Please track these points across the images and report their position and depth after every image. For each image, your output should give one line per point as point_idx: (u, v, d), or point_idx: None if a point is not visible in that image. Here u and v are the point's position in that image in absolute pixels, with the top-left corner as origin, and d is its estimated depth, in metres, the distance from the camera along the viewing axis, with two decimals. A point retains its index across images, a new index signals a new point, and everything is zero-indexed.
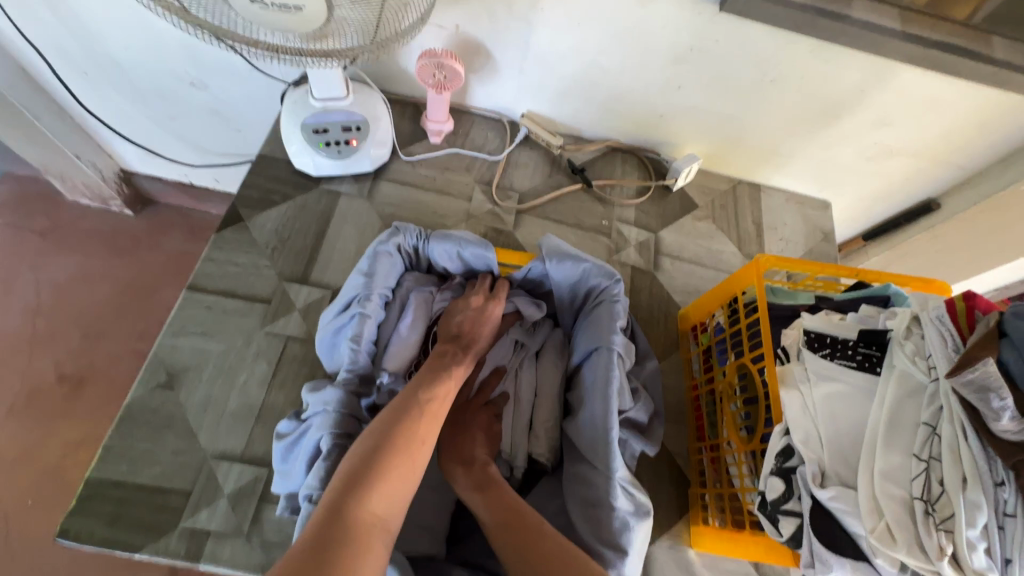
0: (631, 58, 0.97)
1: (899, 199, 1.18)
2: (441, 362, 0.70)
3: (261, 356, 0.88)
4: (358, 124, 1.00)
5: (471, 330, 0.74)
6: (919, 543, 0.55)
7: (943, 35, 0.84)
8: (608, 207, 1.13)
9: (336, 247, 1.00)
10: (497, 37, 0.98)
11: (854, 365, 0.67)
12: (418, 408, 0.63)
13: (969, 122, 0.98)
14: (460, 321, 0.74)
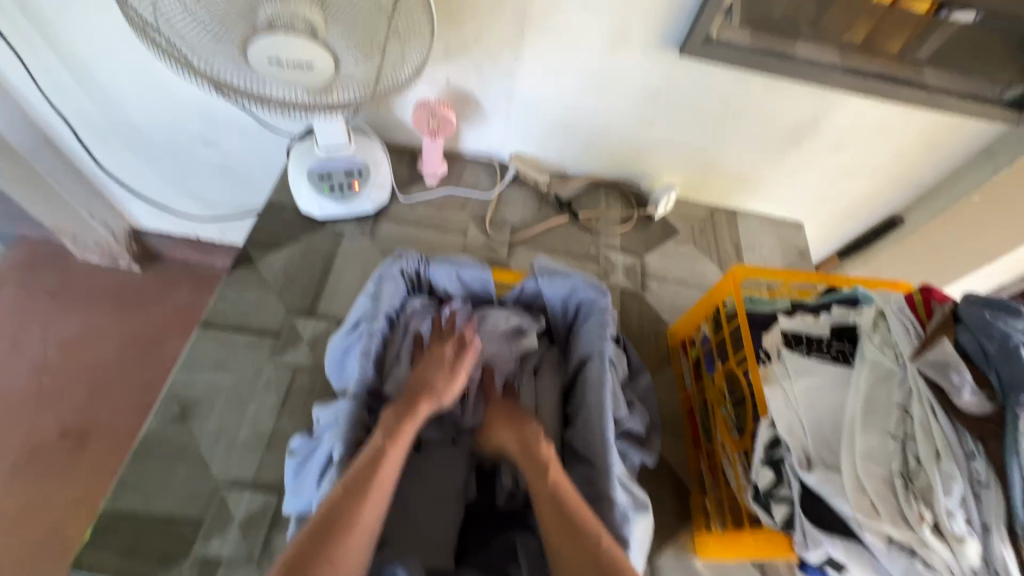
0: (606, 100, 1.08)
1: (866, 216, 1.27)
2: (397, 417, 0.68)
3: (272, 386, 0.92)
4: (360, 169, 1.09)
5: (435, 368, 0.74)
6: (901, 515, 0.58)
7: (880, 67, 0.95)
8: (595, 236, 1.20)
9: (342, 282, 1.06)
10: (483, 88, 1.09)
11: (829, 358, 0.73)
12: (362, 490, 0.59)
13: (916, 143, 1.07)
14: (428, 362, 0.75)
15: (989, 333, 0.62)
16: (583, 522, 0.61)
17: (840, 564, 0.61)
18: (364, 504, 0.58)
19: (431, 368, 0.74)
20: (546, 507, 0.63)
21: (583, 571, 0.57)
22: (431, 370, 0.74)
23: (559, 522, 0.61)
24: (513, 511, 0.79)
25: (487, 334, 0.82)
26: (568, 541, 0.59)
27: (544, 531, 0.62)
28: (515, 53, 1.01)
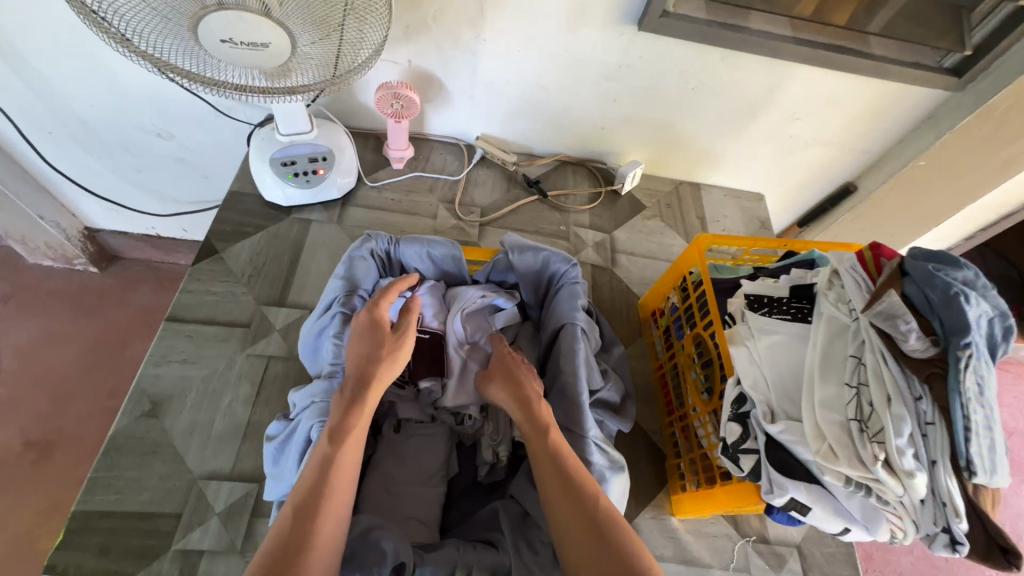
0: (569, 78, 1.08)
1: (823, 185, 1.31)
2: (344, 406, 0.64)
3: (245, 377, 0.91)
4: (324, 155, 1.07)
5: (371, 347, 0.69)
6: (857, 455, 0.62)
7: (829, 38, 0.98)
8: (564, 214, 1.22)
9: (311, 270, 1.05)
10: (446, 68, 1.08)
11: (789, 316, 0.76)
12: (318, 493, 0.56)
13: (867, 113, 1.11)
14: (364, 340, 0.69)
15: (930, 283, 0.65)
16: (584, 486, 0.62)
17: (802, 507, 0.65)
18: (319, 519, 0.54)
19: (373, 353, 0.68)
20: (548, 469, 0.63)
21: (579, 529, 0.58)
22: (373, 356, 0.68)
23: (561, 484, 0.62)
24: (493, 481, 0.82)
25: (461, 311, 0.83)
26: (571, 502, 0.60)
27: (544, 488, 0.63)
28: (476, 31, 1.01)
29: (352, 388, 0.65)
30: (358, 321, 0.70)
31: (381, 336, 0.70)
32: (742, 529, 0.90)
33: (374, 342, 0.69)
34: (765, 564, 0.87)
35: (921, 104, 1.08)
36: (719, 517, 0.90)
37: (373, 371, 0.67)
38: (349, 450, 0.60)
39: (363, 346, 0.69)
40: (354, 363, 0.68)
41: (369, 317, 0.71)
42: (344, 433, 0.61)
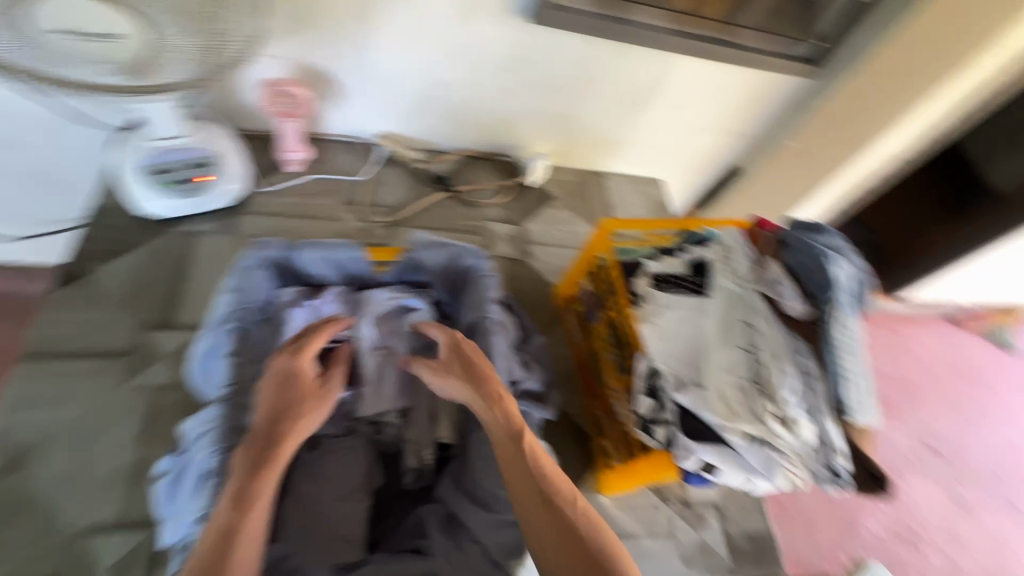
0: (465, 71, 1.07)
1: (712, 168, 1.42)
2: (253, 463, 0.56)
3: (130, 411, 0.81)
4: (203, 160, 0.95)
5: (290, 396, 0.62)
6: (753, 413, 0.68)
7: (704, 31, 1.05)
8: (474, 209, 1.21)
9: (202, 286, 0.95)
10: (335, 62, 1.03)
11: (691, 290, 0.80)
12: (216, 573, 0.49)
13: (742, 99, 1.21)
14: (282, 388, 0.62)
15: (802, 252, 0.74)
16: (558, 491, 0.60)
17: (712, 467, 0.69)
18: None
19: (292, 405, 0.62)
20: (521, 479, 0.62)
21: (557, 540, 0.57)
22: (291, 407, 0.62)
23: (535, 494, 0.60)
24: (420, 487, 0.79)
25: (371, 315, 0.80)
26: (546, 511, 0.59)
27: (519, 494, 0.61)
28: (365, 24, 0.96)
29: (262, 440, 0.58)
30: (276, 366, 0.63)
31: (303, 386, 0.64)
32: (665, 496, 0.95)
33: (294, 391, 0.63)
34: (688, 525, 0.93)
35: (788, 90, 1.19)
36: (644, 488, 0.95)
37: (289, 424, 0.60)
38: (257, 514, 0.53)
39: (278, 393, 0.62)
40: (265, 411, 0.60)
41: (291, 365, 0.65)
42: (250, 494, 0.54)
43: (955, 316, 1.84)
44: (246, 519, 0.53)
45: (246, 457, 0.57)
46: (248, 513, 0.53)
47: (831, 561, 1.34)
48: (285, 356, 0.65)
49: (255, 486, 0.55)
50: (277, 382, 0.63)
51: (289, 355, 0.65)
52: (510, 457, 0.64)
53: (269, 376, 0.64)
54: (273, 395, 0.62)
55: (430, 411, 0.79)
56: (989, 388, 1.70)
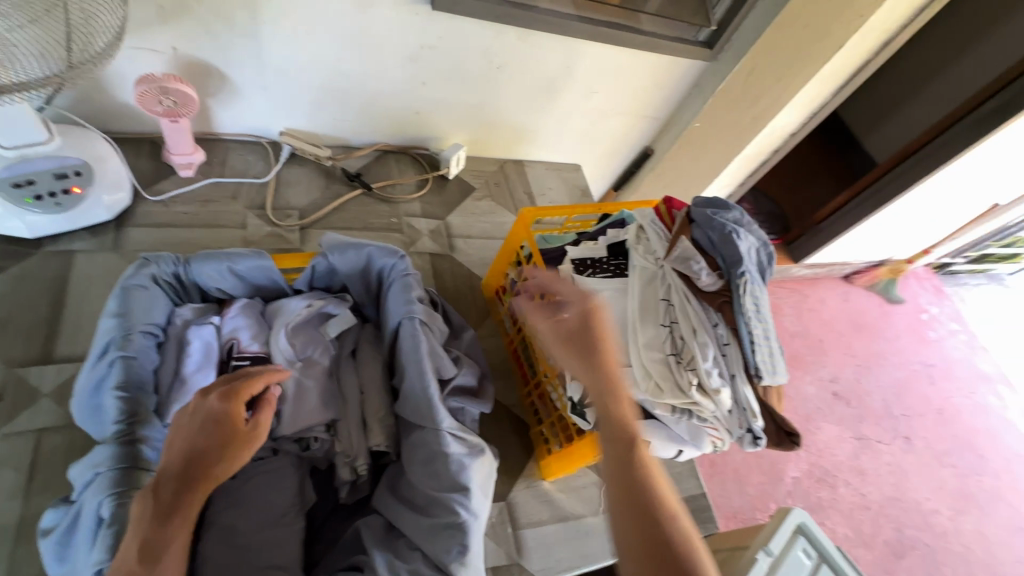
0: (370, 62, 1.02)
1: (627, 151, 1.46)
2: (160, 513, 0.47)
3: (6, 463, 0.71)
4: (77, 168, 0.86)
5: (210, 437, 0.50)
6: (678, 386, 0.70)
7: (607, 17, 1.08)
8: (394, 205, 1.17)
9: (84, 312, 0.85)
10: (222, 55, 0.94)
11: (611, 273, 0.82)
12: None
13: (649, 83, 1.25)
14: (201, 428, 0.51)
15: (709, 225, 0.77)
16: (658, 497, 0.51)
17: (643, 442, 0.72)
18: None
19: (212, 447, 0.50)
20: (618, 478, 0.53)
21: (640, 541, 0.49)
22: (210, 450, 0.50)
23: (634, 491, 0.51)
24: (357, 500, 0.76)
25: (285, 326, 0.73)
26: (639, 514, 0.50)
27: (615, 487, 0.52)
28: (251, 12, 0.89)
29: (171, 490, 0.48)
30: (203, 407, 0.51)
31: (228, 432, 0.52)
32: (605, 473, 0.98)
33: (214, 438, 0.51)
34: None
35: (689, 72, 1.24)
36: (585, 469, 0.97)
37: (205, 471, 0.49)
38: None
39: (194, 437, 0.50)
40: (177, 457, 0.49)
41: (219, 408, 0.52)
42: (157, 550, 0.46)
43: (848, 275, 2.04)
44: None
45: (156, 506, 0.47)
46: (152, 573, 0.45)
47: (759, 510, 1.45)
48: (215, 396, 0.53)
49: (165, 542, 0.46)
50: (197, 420, 0.51)
51: (220, 396, 0.53)
52: (615, 449, 0.55)
53: (191, 413, 0.52)
54: (189, 435, 0.50)
55: (360, 420, 0.75)
56: (879, 336, 1.90)
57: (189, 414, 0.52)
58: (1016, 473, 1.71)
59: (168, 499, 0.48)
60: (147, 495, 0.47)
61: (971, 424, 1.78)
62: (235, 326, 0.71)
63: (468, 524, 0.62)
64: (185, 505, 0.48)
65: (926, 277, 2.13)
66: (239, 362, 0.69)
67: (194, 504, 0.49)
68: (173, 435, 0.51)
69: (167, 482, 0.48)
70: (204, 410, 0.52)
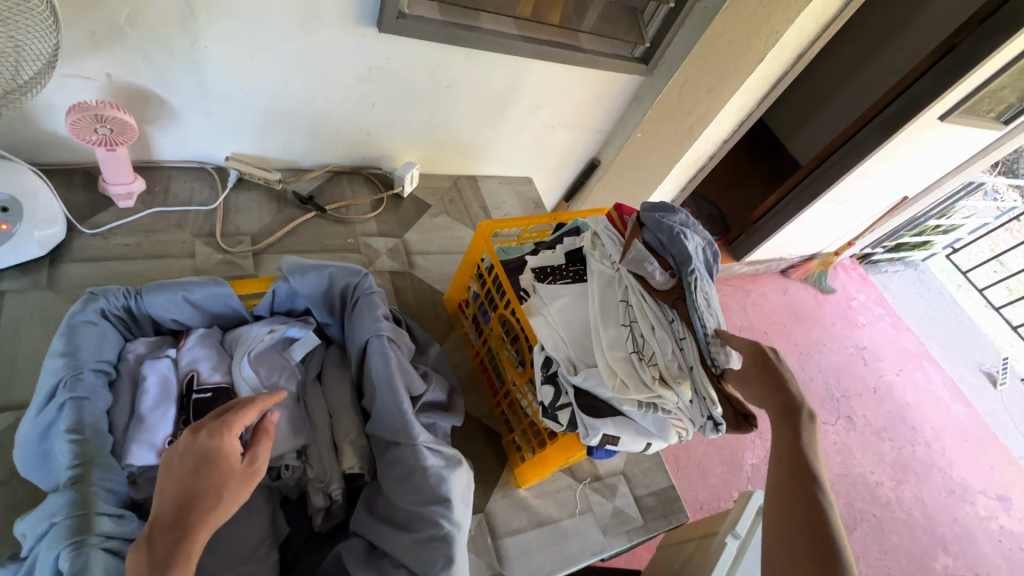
0: (319, 84, 1.02)
1: (575, 163, 1.52)
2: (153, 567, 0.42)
3: None
4: (3, 205, 0.82)
5: (201, 478, 0.47)
6: (642, 381, 0.74)
7: (549, 36, 1.12)
8: (350, 226, 1.16)
9: (19, 356, 0.79)
10: (162, 80, 0.91)
11: (570, 279, 0.86)
12: None
13: (593, 97, 1.31)
14: (189, 469, 0.47)
15: (659, 227, 0.81)
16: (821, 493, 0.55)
17: (613, 438, 0.74)
18: None
19: (204, 488, 0.46)
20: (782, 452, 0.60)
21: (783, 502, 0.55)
22: (202, 492, 0.46)
23: (793, 479, 0.57)
24: (333, 527, 0.75)
25: (247, 354, 0.71)
26: (795, 500, 0.55)
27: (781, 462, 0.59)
28: (191, 37, 0.87)
29: (167, 540, 0.43)
30: (193, 445, 0.47)
31: (222, 471, 0.48)
32: (578, 476, 1.00)
33: (208, 477, 0.47)
34: (602, 497, 0.99)
35: (628, 87, 1.32)
36: (558, 473, 0.99)
37: (201, 514, 0.45)
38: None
39: (188, 479, 0.46)
40: (170, 502, 0.45)
41: (210, 446, 0.48)
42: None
43: (784, 269, 2.19)
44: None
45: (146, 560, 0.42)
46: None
47: (723, 498, 1.52)
48: (204, 434, 0.49)
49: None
50: (186, 461, 0.47)
51: (210, 433, 0.49)
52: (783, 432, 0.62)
53: (181, 454, 0.48)
54: (178, 478, 0.46)
55: (331, 444, 0.74)
56: (817, 324, 2.05)
57: (175, 458, 0.48)
58: (944, 440, 1.88)
59: (163, 550, 0.43)
60: (140, 547, 0.43)
61: (902, 400, 1.94)
62: (195, 357, 0.69)
63: (453, 535, 0.62)
64: (181, 554, 0.43)
65: (852, 267, 2.32)
66: (200, 393, 0.67)
67: (193, 553, 0.44)
68: (163, 480, 0.47)
69: (161, 533, 0.44)
70: (189, 448, 0.48)
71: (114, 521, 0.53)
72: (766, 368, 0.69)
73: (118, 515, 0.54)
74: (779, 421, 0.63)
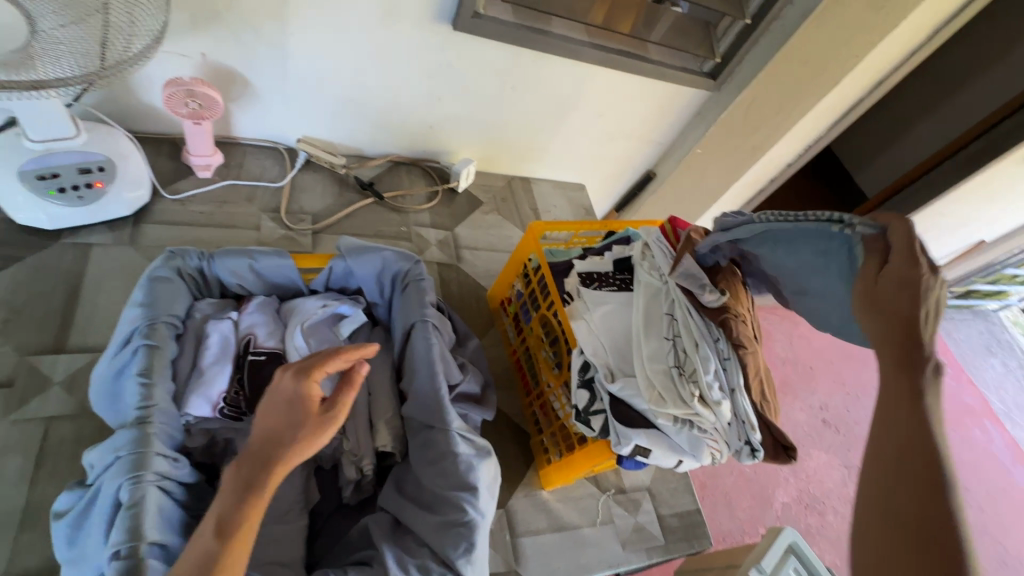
0: (388, 76, 1.06)
1: (630, 174, 1.51)
2: (242, 484, 0.50)
3: (13, 450, 0.71)
4: (100, 164, 0.89)
5: (284, 419, 0.52)
6: (679, 397, 0.73)
7: (618, 45, 1.13)
8: (404, 215, 1.20)
9: (99, 304, 0.86)
10: (249, 63, 0.97)
11: (615, 288, 0.86)
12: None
13: (656, 110, 1.30)
14: (275, 408, 0.53)
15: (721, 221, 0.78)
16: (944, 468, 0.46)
17: (645, 450, 0.73)
18: None
19: (287, 428, 0.52)
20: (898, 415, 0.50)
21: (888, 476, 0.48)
22: (284, 431, 0.52)
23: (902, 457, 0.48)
24: (361, 500, 0.77)
25: (300, 325, 0.75)
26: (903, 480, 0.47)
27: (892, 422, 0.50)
28: (279, 24, 0.92)
29: (252, 467, 0.51)
30: (278, 388, 0.53)
31: (300, 415, 0.53)
32: (602, 486, 0.99)
33: (290, 417, 0.53)
34: (624, 511, 0.97)
35: (692, 101, 1.30)
36: (583, 480, 0.98)
37: (280, 451, 0.51)
38: (242, 544, 0.48)
39: (274, 416, 0.53)
40: (259, 434, 0.52)
41: (295, 389, 0.53)
42: (235, 527, 0.48)
43: None
44: (223, 555, 0.47)
45: (237, 478, 0.50)
46: (227, 548, 0.47)
47: (748, 533, 1.46)
48: (291, 376, 0.54)
49: (242, 520, 0.48)
50: (275, 400, 0.54)
51: (295, 376, 0.54)
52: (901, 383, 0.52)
53: (275, 392, 0.54)
54: (269, 414, 0.53)
55: (367, 420, 0.77)
56: (867, 366, 1.94)
57: (272, 395, 0.54)
58: (999, 506, 1.74)
59: (249, 473, 0.50)
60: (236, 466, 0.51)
61: (955, 457, 1.81)
62: (253, 322, 0.74)
63: (475, 522, 0.63)
64: (258, 482, 0.50)
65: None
66: (256, 355, 0.71)
67: (272, 480, 0.50)
68: (262, 413, 0.54)
69: (251, 458, 0.51)
70: (280, 387, 0.54)
71: (171, 463, 0.57)
72: (901, 306, 0.54)
73: (176, 459, 0.58)
74: (898, 379, 0.52)
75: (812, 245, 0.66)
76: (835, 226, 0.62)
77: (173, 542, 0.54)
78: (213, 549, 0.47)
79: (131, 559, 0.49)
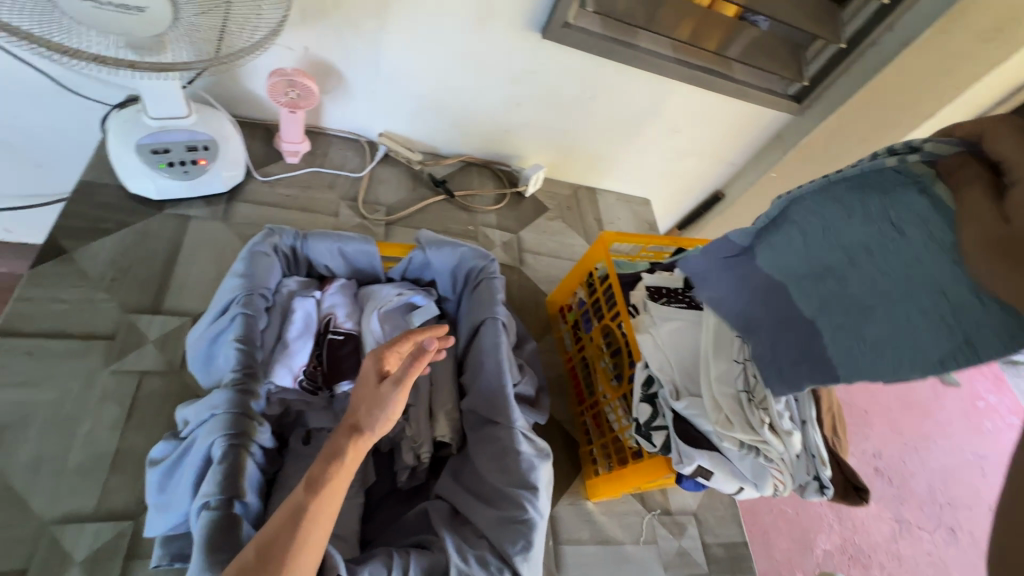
0: (473, 79, 1.09)
1: (697, 192, 1.49)
2: (330, 452, 0.53)
3: (109, 398, 0.77)
4: (205, 144, 0.94)
5: (364, 395, 0.57)
6: (747, 422, 0.71)
7: (704, 62, 1.11)
8: (472, 214, 1.23)
9: (192, 272, 0.92)
10: (346, 58, 1.03)
11: (685, 305, 0.84)
12: (293, 532, 0.48)
13: (733, 129, 1.28)
14: (360, 386, 0.58)
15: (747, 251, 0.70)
16: None
17: (706, 472, 0.72)
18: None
19: (364, 401, 0.56)
20: None
21: None
22: (361, 405, 0.56)
23: None
24: (414, 486, 0.79)
25: (377, 309, 0.78)
26: None
27: None
28: (379, 23, 0.97)
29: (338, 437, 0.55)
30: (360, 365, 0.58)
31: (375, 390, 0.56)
32: (648, 504, 0.97)
33: (368, 393, 0.56)
34: (668, 533, 0.95)
35: (772, 124, 1.27)
36: (629, 496, 0.97)
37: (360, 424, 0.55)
38: (330, 505, 0.51)
39: (358, 392, 0.57)
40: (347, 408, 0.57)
41: (373, 366, 0.58)
42: (325, 483, 0.51)
43: None
44: (310, 513, 0.49)
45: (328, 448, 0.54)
46: (318, 501, 0.50)
47: None
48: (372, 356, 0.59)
49: (331, 476, 0.52)
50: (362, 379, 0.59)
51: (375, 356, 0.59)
52: None
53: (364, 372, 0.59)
54: (357, 391, 0.58)
55: (429, 410, 0.79)
56: (929, 417, 1.82)
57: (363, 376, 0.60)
58: None
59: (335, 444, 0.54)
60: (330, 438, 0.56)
61: None
62: (334, 303, 0.78)
63: (533, 521, 0.64)
64: (338, 450, 0.53)
65: (989, 367, 1.98)
66: (334, 335, 0.76)
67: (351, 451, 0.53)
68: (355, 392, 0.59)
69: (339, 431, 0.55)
70: (367, 368, 0.59)
71: (258, 427, 0.61)
72: None
73: (262, 423, 0.62)
74: None
75: (869, 216, 0.55)
76: (891, 161, 0.54)
77: (252, 503, 0.57)
78: (305, 505, 0.49)
79: (220, 511, 0.53)
